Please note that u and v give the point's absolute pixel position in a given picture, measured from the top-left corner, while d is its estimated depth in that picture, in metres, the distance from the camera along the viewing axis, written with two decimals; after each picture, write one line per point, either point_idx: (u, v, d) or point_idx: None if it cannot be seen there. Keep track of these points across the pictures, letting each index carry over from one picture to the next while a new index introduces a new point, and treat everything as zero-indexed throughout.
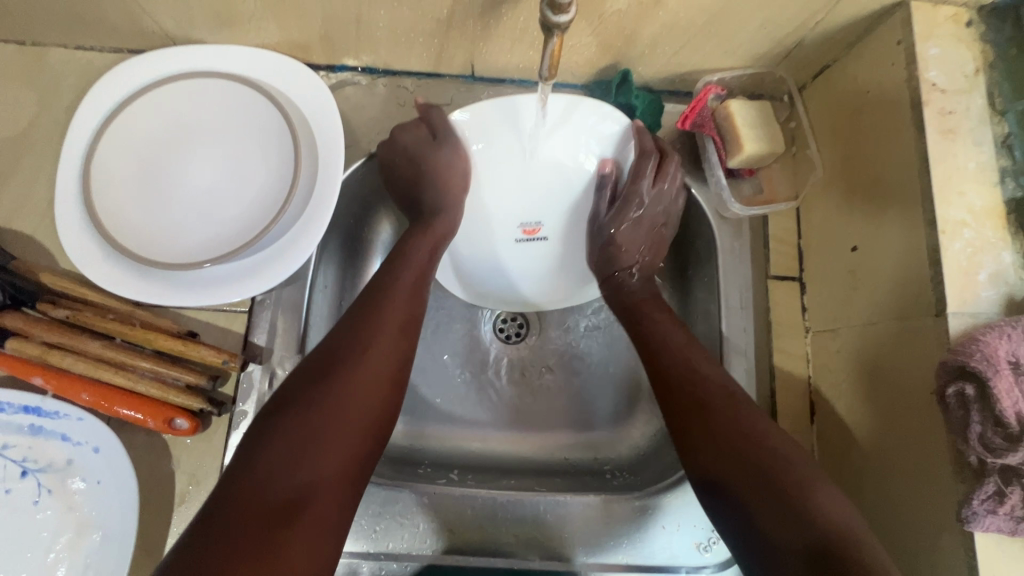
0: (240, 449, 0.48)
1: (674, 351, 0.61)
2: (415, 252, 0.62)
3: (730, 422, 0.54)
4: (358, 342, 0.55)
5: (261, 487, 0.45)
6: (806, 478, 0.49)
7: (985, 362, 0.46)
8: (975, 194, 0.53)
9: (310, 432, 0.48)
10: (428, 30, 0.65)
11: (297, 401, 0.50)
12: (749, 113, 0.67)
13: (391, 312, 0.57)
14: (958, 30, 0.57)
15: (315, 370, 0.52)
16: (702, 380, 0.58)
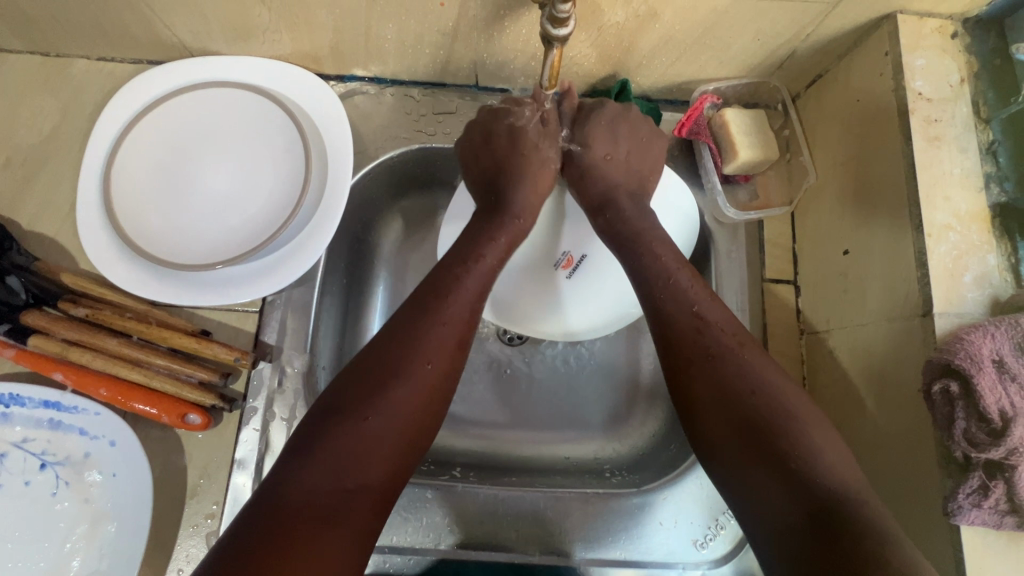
0: (286, 456, 0.48)
1: (681, 296, 0.58)
2: (489, 257, 0.61)
3: (736, 372, 0.53)
4: (411, 357, 0.53)
5: (304, 492, 0.45)
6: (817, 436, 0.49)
7: (968, 360, 0.47)
8: (960, 199, 0.55)
9: (358, 444, 0.48)
10: (434, 42, 0.68)
11: (349, 406, 0.50)
12: (744, 121, 0.69)
13: (448, 328, 0.56)
14: (943, 41, 0.59)
15: (370, 376, 0.52)
16: (710, 328, 0.56)
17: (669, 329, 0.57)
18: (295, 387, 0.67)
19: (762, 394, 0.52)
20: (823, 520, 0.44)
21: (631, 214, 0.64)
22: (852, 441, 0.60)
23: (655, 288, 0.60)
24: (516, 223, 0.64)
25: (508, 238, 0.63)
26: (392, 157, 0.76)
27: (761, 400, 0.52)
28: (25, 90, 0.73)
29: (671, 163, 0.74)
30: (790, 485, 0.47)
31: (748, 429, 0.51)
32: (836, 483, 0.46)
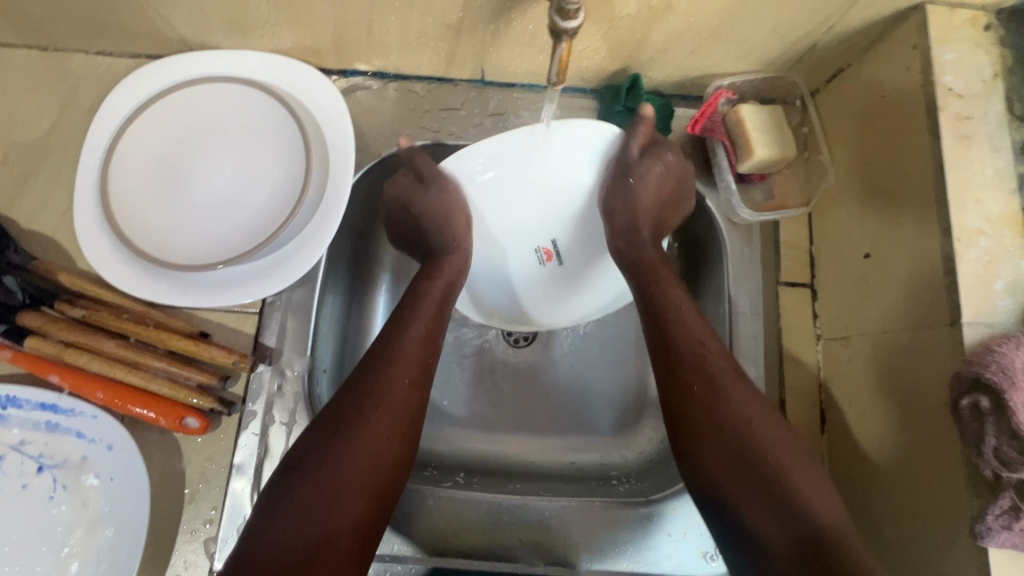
0: (257, 512, 0.48)
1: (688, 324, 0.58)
2: (425, 300, 0.60)
3: (736, 404, 0.53)
4: (367, 397, 0.53)
5: (274, 555, 0.44)
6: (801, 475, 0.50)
7: (1001, 374, 0.45)
8: (992, 202, 0.52)
9: (323, 492, 0.48)
10: (438, 35, 0.65)
11: (308, 460, 0.49)
12: (761, 117, 0.67)
13: (402, 368, 0.55)
14: (975, 34, 0.55)
15: (327, 427, 0.51)
16: (714, 355, 0.56)
17: (673, 355, 0.56)
18: (294, 391, 0.66)
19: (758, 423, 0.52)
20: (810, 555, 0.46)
21: (647, 244, 0.64)
22: (872, 452, 0.58)
23: (665, 315, 0.58)
24: (444, 264, 0.64)
25: (446, 278, 0.63)
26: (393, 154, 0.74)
27: (759, 431, 0.52)
28: (22, 85, 0.72)
29: (684, 160, 0.71)
30: (781, 519, 0.48)
31: (741, 467, 0.50)
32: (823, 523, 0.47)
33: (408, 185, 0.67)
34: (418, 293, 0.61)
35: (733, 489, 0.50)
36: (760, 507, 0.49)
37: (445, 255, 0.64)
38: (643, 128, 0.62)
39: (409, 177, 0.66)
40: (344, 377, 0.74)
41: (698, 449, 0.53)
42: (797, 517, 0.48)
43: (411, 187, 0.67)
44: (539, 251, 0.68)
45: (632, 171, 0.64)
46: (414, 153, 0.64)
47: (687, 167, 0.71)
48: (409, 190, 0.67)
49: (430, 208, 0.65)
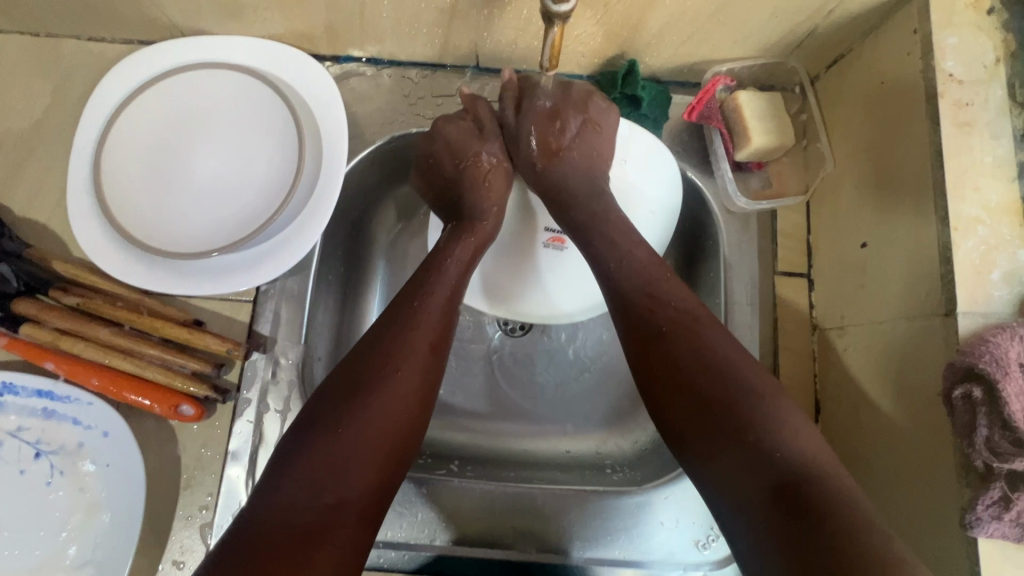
0: (265, 475, 0.47)
1: (637, 272, 0.57)
2: (453, 261, 0.61)
3: (695, 348, 0.52)
4: (387, 363, 0.52)
5: (287, 513, 0.44)
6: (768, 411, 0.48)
7: (994, 364, 0.45)
8: (990, 190, 0.51)
9: (338, 456, 0.47)
10: (432, 20, 0.64)
11: (328, 421, 0.49)
12: (758, 105, 0.66)
13: (420, 332, 0.55)
14: (978, 18, 0.54)
15: (344, 389, 0.51)
16: (665, 303, 0.54)
17: (625, 310, 0.55)
18: (289, 378, 0.66)
19: (715, 367, 0.50)
20: (786, 499, 0.43)
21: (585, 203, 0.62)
22: (865, 442, 0.58)
23: (613, 269, 0.58)
24: (479, 225, 0.64)
25: (478, 239, 0.63)
26: (388, 142, 0.73)
27: (714, 376, 0.50)
28: (14, 72, 0.72)
29: (680, 149, 0.70)
30: (755, 466, 0.46)
31: (704, 411, 0.49)
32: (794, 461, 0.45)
33: (463, 132, 0.67)
34: (446, 250, 0.62)
35: (702, 441, 0.49)
36: (731, 457, 0.47)
37: (476, 217, 0.64)
38: (509, 89, 0.66)
39: (468, 124, 0.67)
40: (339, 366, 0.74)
41: (664, 402, 0.52)
42: (768, 459, 0.45)
43: (468, 136, 0.66)
44: (549, 232, 0.71)
45: (523, 130, 0.65)
46: (476, 105, 0.67)
47: (684, 156, 0.70)
48: (465, 136, 0.66)
49: (478, 160, 0.66)
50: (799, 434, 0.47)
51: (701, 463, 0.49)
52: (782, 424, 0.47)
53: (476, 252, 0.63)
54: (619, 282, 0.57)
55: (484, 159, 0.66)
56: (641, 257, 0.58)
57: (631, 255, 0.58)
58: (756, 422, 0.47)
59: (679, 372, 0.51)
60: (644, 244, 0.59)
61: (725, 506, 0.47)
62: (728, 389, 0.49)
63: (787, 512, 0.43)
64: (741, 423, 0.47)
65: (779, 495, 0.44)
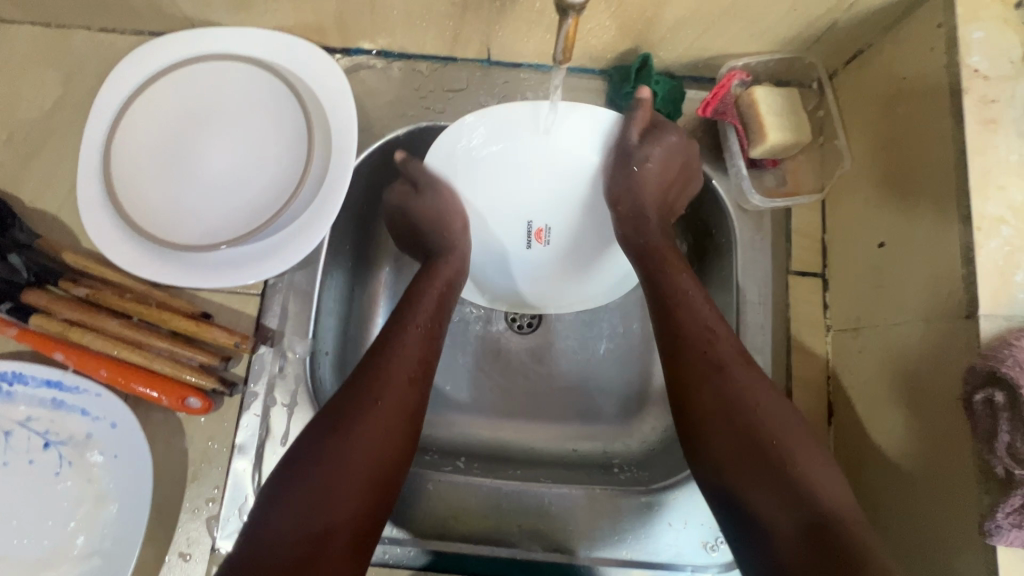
0: (256, 509, 0.47)
1: (694, 315, 0.56)
2: (425, 301, 0.61)
3: (744, 385, 0.52)
4: (370, 388, 0.53)
5: (274, 549, 0.44)
6: (806, 455, 0.49)
7: (1017, 369, 0.43)
8: (1016, 189, 0.49)
9: (320, 493, 0.47)
10: (443, 12, 0.64)
11: (310, 456, 0.49)
12: (776, 100, 0.64)
13: (402, 362, 0.55)
14: (1006, 12, 0.53)
15: (326, 422, 0.51)
16: (719, 345, 0.54)
17: (678, 341, 0.55)
18: (296, 372, 0.66)
19: (766, 408, 0.51)
20: (820, 545, 0.44)
21: (655, 229, 0.63)
22: (879, 446, 0.57)
23: (671, 302, 0.58)
24: (448, 263, 0.64)
25: (444, 284, 0.63)
26: (397, 135, 0.72)
27: (767, 417, 0.51)
28: (25, 61, 0.72)
29: (694, 145, 0.69)
30: (790, 508, 0.47)
31: (752, 451, 0.49)
32: (829, 509, 0.46)
33: (403, 193, 0.67)
34: (420, 291, 0.62)
35: (738, 475, 0.49)
36: (767, 495, 0.48)
37: (442, 256, 0.64)
38: (641, 112, 0.61)
39: (404, 184, 0.67)
40: (346, 360, 0.73)
41: (704, 434, 0.52)
42: (802, 500, 0.47)
43: (407, 196, 0.67)
44: (528, 232, 0.67)
45: (636, 157, 0.63)
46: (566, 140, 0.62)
47: (697, 152, 0.69)
48: (404, 199, 0.67)
49: (425, 213, 0.65)
50: (832, 478, 0.48)
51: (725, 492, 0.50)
52: (821, 472, 0.48)
53: (446, 292, 0.63)
54: (669, 311, 0.57)
55: (434, 209, 0.65)
56: (699, 295, 0.58)
57: (687, 293, 0.58)
58: (800, 468, 0.48)
59: (730, 409, 0.51)
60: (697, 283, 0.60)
61: (749, 544, 0.48)
62: (776, 431, 0.50)
63: (816, 550, 0.44)
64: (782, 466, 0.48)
65: (808, 535, 0.45)
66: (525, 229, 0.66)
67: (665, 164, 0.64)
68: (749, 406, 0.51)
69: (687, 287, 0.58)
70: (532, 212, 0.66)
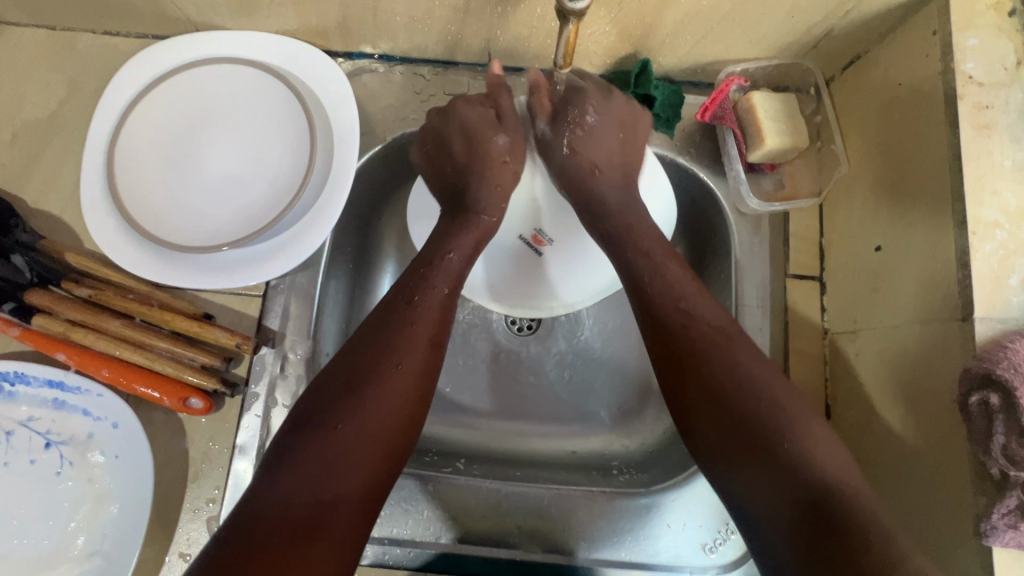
0: (262, 469, 0.47)
1: (668, 293, 0.56)
2: (454, 255, 0.61)
3: (725, 365, 0.51)
4: (373, 359, 0.52)
5: (282, 508, 0.44)
6: (795, 426, 0.48)
7: (1012, 370, 0.44)
8: (1010, 194, 0.50)
9: (331, 453, 0.47)
10: (445, 17, 0.64)
11: (325, 416, 0.49)
12: (773, 105, 0.65)
13: (421, 327, 0.55)
14: (1000, 19, 0.53)
15: (343, 383, 0.51)
16: (695, 322, 0.54)
17: (655, 324, 0.55)
18: (297, 373, 0.66)
19: (748, 385, 0.50)
20: (815, 517, 0.44)
21: (614, 212, 0.62)
22: (875, 449, 0.57)
23: (644, 284, 0.57)
24: (482, 219, 0.64)
25: (478, 232, 0.63)
26: (399, 138, 0.73)
27: (749, 392, 0.50)
28: (29, 65, 0.72)
29: (692, 150, 0.70)
30: (783, 482, 0.46)
31: (738, 426, 0.49)
32: (822, 478, 0.45)
33: (483, 119, 0.66)
34: (443, 251, 0.61)
35: (729, 452, 0.49)
36: (761, 474, 0.47)
37: (477, 212, 0.64)
38: (539, 91, 0.65)
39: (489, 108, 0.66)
40: None
41: (693, 416, 0.51)
42: (795, 473, 0.46)
43: (486, 122, 0.66)
44: (527, 237, 0.70)
45: (558, 144, 0.65)
46: (501, 90, 0.66)
47: (695, 157, 0.69)
48: (484, 122, 0.66)
49: (490, 152, 0.66)
50: (829, 448, 0.47)
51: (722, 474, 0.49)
52: (816, 442, 0.47)
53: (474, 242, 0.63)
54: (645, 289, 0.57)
55: (501, 148, 0.66)
56: (675, 273, 0.57)
57: (659, 275, 0.57)
58: (790, 439, 0.47)
59: (712, 388, 0.50)
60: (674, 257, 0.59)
61: (748, 519, 0.47)
62: (762, 406, 0.49)
63: (813, 527, 0.43)
64: (771, 440, 0.47)
65: (801, 508, 0.44)
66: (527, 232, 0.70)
67: (600, 143, 0.64)
68: (731, 382, 0.50)
69: (661, 266, 0.58)
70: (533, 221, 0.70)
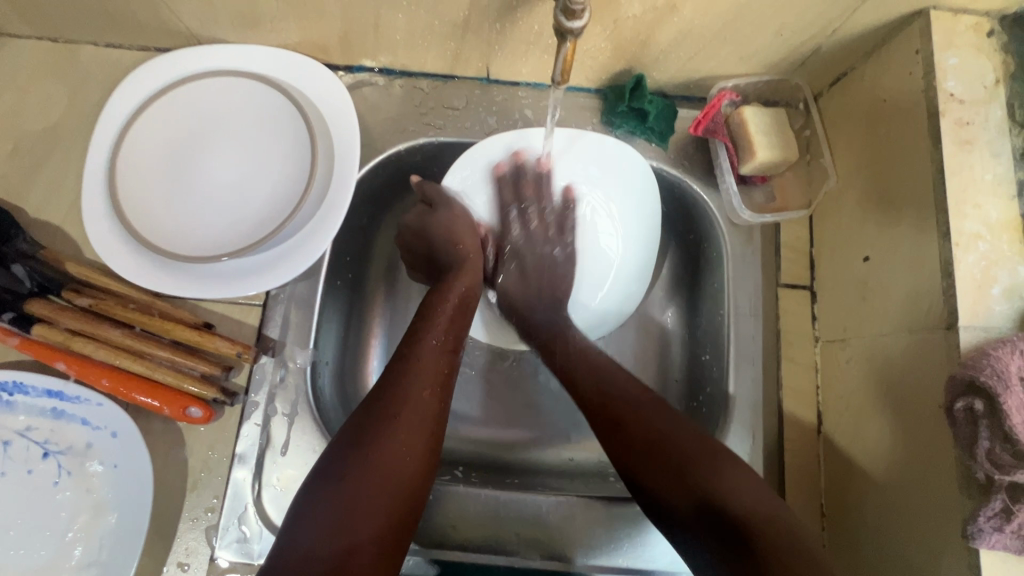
0: (286, 522, 0.48)
1: (585, 361, 0.64)
2: (444, 312, 0.64)
3: (644, 418, 0.56)
4: (391, 405, 0.55)
5: (307, 558, 0.45)
6: (710, 468, 0.52)
7: (995, 377, 0.45)
8: (991, 207, 0.52)
9: (350, 501, 0.48)
10: (445, 33, 0.66)
11: (339, 466, 0.50)
12: (764, 120, 0.67)
13: (421, 374, 0.58)
14: (979, 40, 0.56)
15: (354, 434, 0.53)
16: (613, 383, 0.60)
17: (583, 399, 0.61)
18: (296, 382, 0.66)
19: (663, 431, 0.55)
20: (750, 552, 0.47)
21: (540, 316, 0.70)
22: (865, 454, 0.58)
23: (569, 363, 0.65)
24: (467, 275, 0.68)
25: (459, 297, 0.66)
26: (399, 151, 0.75)
27: (670, 439, 0.54)
28: (32, 75, 0.73)
29: (686, 163, 0.72)
30: (719, 523, 0.49)
31: (664, 471, 0.53)
32: (745, 513, 0.49)
33: (420, 214, 0.72)
34: (434, 306, 0.64)
35: (666, 499, 0.52)
36: (700, 519, 0.50)
37: (458, 268, 0.68)
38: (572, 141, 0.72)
39: (421, 206, 0.72)
40: (345, 372, 0.75)
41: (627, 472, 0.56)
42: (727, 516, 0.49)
43: (424, 215, 0.71)
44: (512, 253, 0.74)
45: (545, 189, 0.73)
46: (423, 188, 0.72)
47: (689, 169, 0.71)
48: (421, 218, 0.71)
49: (442, 228, 0.70)
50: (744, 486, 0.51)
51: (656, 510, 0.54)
52: (736, 484, 0.51)
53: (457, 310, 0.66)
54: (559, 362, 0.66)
55: (451, 223, 0.70)
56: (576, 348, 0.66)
57: (585, 352, 0.65)
58: (711, 482, 0.51)
59: (635, 443, 0.55)
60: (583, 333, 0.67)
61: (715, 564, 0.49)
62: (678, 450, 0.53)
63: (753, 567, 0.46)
64: (693, 484, 0.51)
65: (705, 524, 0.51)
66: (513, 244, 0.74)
67: (521, 285, 0.72)
68: (652, 433, 0.55)
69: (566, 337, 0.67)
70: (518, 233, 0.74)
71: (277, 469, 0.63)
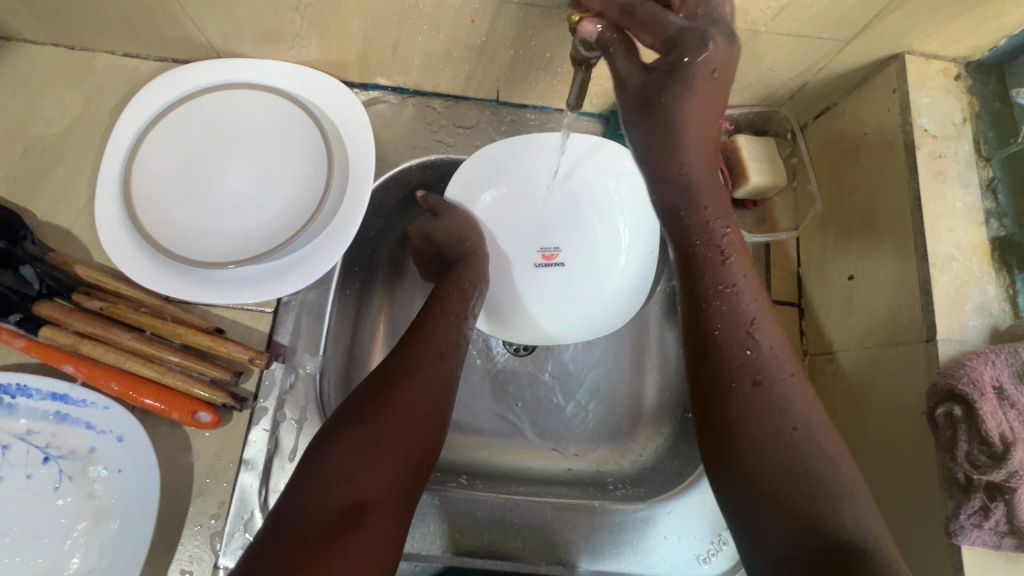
0: (297, 472, 0.51)
1: (732, 320, 0.53)
2: (452, 291, 0.68)
3: (779, 404, 0.49)
4: (401, 368, 0.59)
5: (323, 497, 0.49)
6: (838, 486, 0.46)
7: (971, 385, 0.50)
8: (962, 231, 0.58)
9: (363, 450, 0.51)
10: (460, 57, 0.69)
11: (354, 420, 0.54)
12: (756, 148, 0.72)
13: (433, 340, 0.63)
14: (947, 82, 0.62)
15: (369, 391, 0.57)
16: (761, 365, 0.51)
17: (711, 346, 0.52)
18: (306, 389, 0.67)
19: (801, 433, 0.48)
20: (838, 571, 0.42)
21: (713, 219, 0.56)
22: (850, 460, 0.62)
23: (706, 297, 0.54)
24: (470, 269, 0.71)
25: (462, 286, 0.69)
26: (411, 165, 0.77)
27: (804, 441, 0.48)
28: (45, 81, 0.73)
29: None
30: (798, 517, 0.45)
31: (780, 466, 0.47)
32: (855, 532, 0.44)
33: (426, 219, 0.75)
34: (440, 293, 0.68)
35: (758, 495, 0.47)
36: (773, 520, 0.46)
37: (462, 263, 0.71)
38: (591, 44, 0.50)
39: (425, 216, 0.76)
40: (349, 381, 0.76)
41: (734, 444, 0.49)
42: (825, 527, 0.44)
43: (429, 220, 0.75)
44: (541, 252, 0.76)
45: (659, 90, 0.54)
46: (428, 198, 0.76)
47: None
48: (424, 225, 0.75)
49: (452, 228, 0.73)
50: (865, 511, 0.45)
51: (743, 521, 0.48)
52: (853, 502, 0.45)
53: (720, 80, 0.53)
54: (718, 345, 0.52)
55: (460, 223, 0.73)
56: (752, 292, 0.55)
57: (725, 297, 0.54)
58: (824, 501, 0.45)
59: (756, 429, 0.49)
60: (752, 272, 0.56)
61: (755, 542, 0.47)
62: (815, 461, 0.47)
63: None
64: (810, 485, 0.46)
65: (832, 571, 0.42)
66: (541, 247, 0.76)
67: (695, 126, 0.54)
68: (768, 420, 0.49)
69: (758, 318, 0.53)
70: (549, 237, 0.77)
71: (284, 474, 0.64)
